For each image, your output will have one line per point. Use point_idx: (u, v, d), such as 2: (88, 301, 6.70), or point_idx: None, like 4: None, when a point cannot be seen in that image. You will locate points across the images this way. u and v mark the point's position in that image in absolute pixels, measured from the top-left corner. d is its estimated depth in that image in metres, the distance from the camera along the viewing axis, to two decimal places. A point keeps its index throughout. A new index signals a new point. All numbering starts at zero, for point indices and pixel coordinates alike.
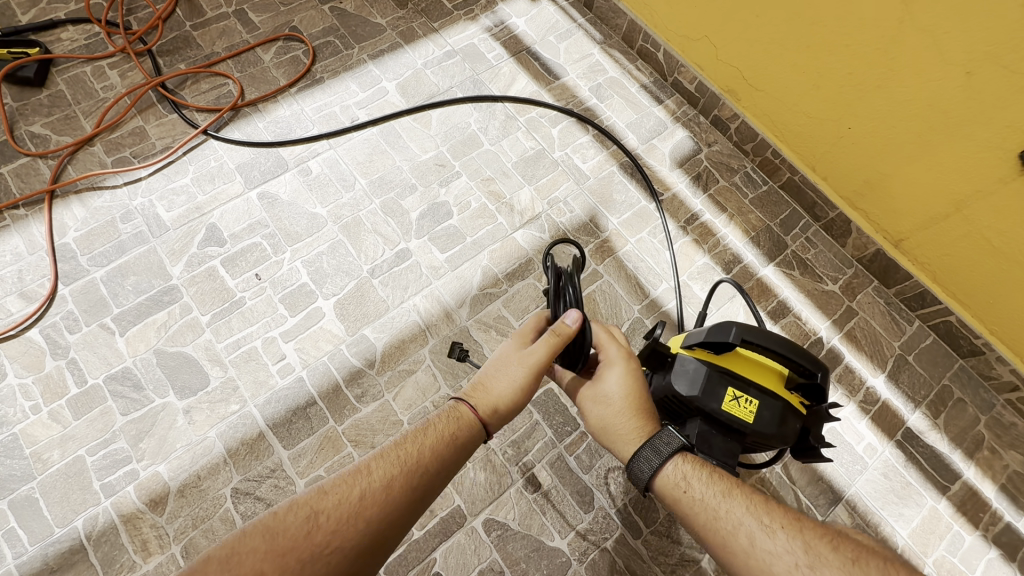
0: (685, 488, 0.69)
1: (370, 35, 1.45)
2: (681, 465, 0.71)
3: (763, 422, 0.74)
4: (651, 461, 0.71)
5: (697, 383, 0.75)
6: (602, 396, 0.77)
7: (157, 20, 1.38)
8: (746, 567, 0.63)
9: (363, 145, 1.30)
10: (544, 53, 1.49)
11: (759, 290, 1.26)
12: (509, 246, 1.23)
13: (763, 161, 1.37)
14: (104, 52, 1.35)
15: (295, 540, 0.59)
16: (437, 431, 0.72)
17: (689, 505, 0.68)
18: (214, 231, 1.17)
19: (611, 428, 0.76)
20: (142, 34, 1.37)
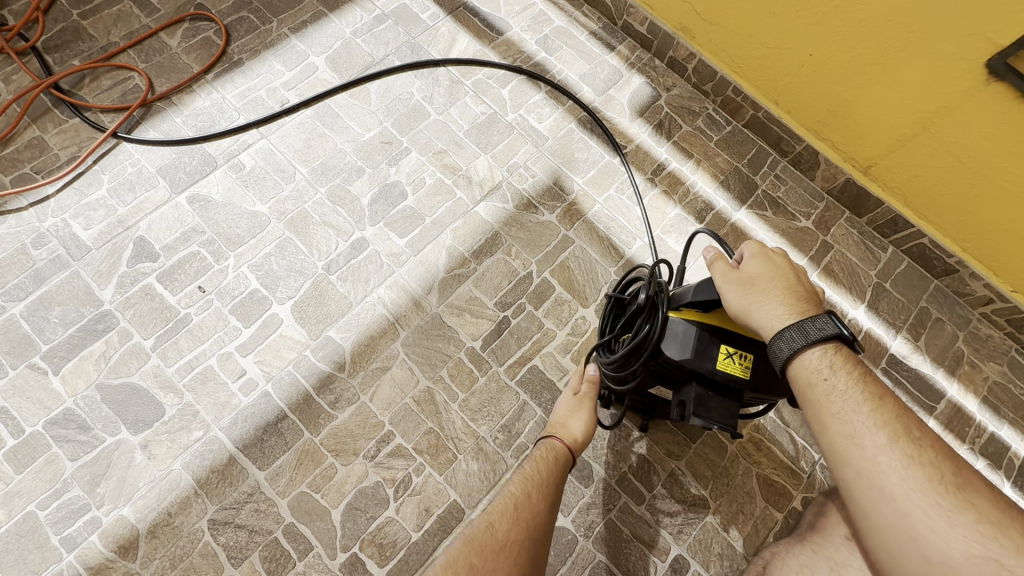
0: (831, 379, 0.63)
1: (289, 5, 1.30)
2: (830, 358, 0.64)
3: (760, 376, 0.71)
4: (795, 342, 0.64)
5: (689, 344, 0.70)
6: (743, 276, 0.70)
7: (36, 11, 1.20)
8: (865, 464, 0.60)
9: (298, 130, 1.18)
10: (482, 7, 1.37)
11: (735, 236, 1.22)
12: (472, 221, 1.16)
13: (724, 101, 1.31)
14: None
15: (485, 539, 0.75)
16: (545, 454, 0.88)
17: (826, 395, 0.63)
18: (144, 245, 1.05)
19: (754, 312, 0.68)
20: (21, 29, 1.19)
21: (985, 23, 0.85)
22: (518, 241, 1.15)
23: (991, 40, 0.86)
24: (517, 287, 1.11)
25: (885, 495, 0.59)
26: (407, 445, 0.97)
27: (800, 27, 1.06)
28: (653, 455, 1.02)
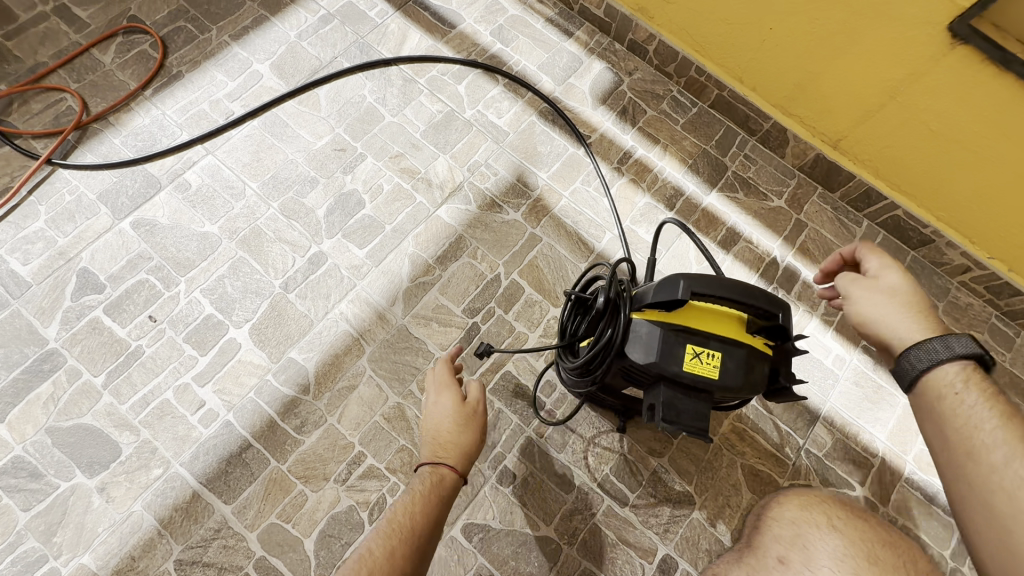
0: (963, 394, 0.62)
1: (228, 11, 1.24)
2: (966, 374, 0.63)
3: (729, 374, 0.67)
4: (939, 353, 0.63)
5: (653, 346, 0.67)
6: (884, 289, 0.70)
7: None
8: (983, 474, 0.57)
9: (245, 143, 1.12)
10: (433, 0, 1.31)
11: (706, 221, 1.18)
12: (434, 226, 1.11)
13: (688, 82, 1.27)
14: None
15: None
16: (420, 495, 0.75)
17: (954, 409, 0.61)
18: (87, 276, 0.99)
19: (890, 328, 0.68)
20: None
21: None
22: (483, 243, 1.11)
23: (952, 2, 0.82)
24: (485, 291, 1.07)
25: (992, 506, 0.56)
26: (380, 465, 0.94)
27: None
28: (635, 454, 1.00)
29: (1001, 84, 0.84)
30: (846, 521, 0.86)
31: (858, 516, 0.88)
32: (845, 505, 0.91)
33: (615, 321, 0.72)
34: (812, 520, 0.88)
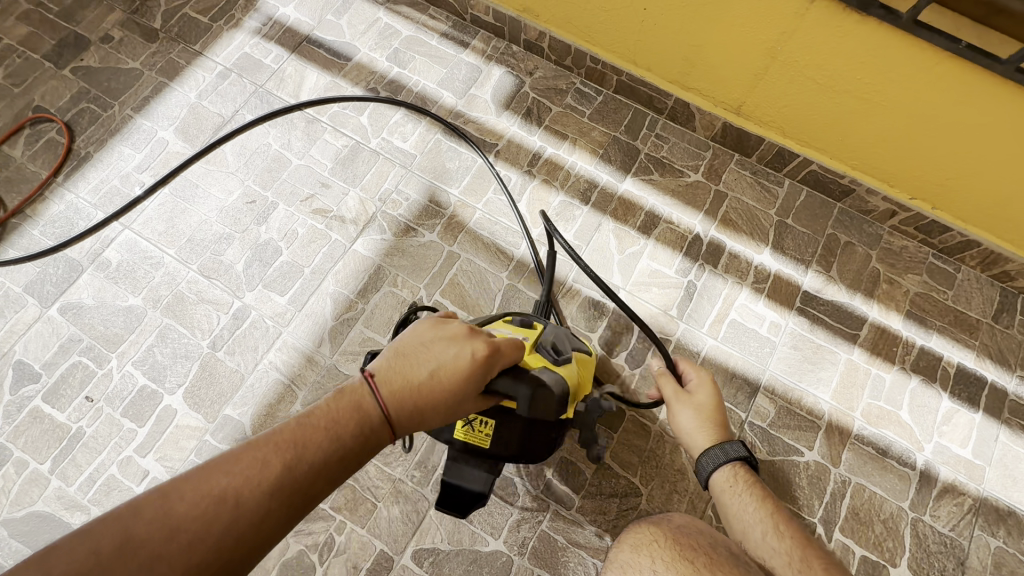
0: (735, 489, 0.79)
1: (127, 84, 1.26)
2: (737, 471, 0.81)
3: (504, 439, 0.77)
4: (715, 457, 0.82)
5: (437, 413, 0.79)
6: (693, 403, 0.90)
7: None
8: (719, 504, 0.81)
9: (159, 212, 1.15)
10: (326, 36, 1.32)
11: (624, 209, 1.18)
12: (352, 260, 1.12)
13: (588, 72, 1.26)
14: None
15: (186, 535, 0.44)
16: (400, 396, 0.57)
17: (728, 498, 0.79)
18: (24, 367, 1.03)
19: (682, 426, 0.89)
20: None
21: None
22: (403, 270, 1.12)
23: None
24: None
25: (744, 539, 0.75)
26: (324, 506, 0.96)
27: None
28: (576, 454, 1.00)
29: (869, 29, 0.82)
30: (671, 561, 0.67)
31: (685, 552, 0.68)
32: (678, 535, 0.73)
33: None
34: (641, 565, 0.68)
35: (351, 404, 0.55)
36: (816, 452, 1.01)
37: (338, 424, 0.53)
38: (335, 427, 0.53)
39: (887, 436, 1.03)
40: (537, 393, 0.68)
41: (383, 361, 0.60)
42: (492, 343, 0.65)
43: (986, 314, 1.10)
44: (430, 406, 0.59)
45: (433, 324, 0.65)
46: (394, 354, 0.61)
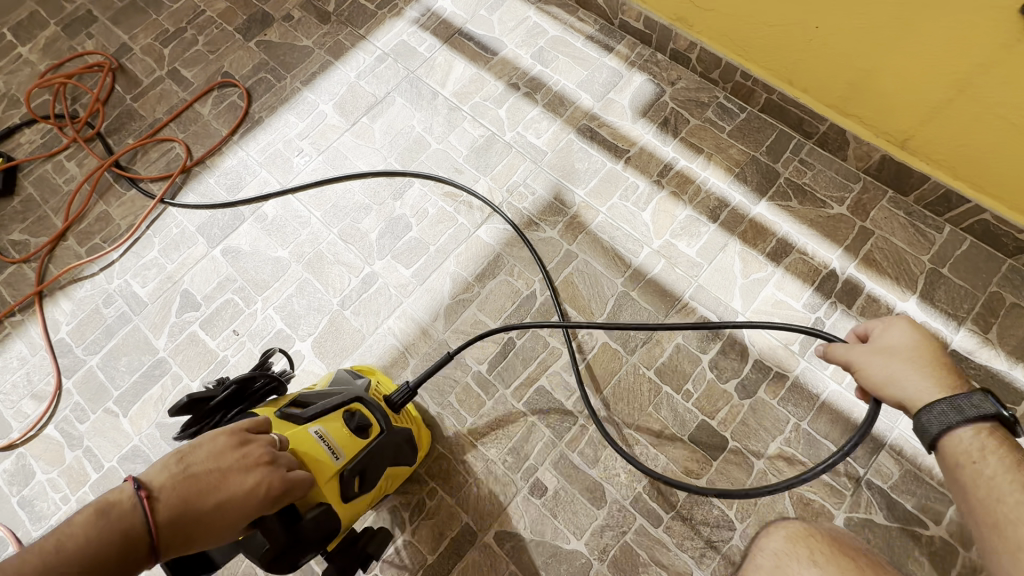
0: (978, 461, 0.59)
1: (300, 60, 1.41)
2: (983, 439, 0.60)
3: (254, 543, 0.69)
4: (948, 417, 0.62)
5: None
6: (881, 346, 0.70)
7: (97, 103, 1.39)
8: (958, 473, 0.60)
9: (312, 177, 1.27)
10: (477, 30, 1.38)
11: (754, 232, 1.13)
12: (474, 245, 1.18)
13: (735, 87, 1.22)
14: (60, 146, 1.37)
15: None
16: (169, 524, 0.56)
17: (970, 477, 0.59)
18: (188, 297, 1.19)
19: (893, 380, 0.67)
20: (88, 119, 1.39)
21: None
22: (521, 261, 1.15)
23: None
24: (520, 308, 1.12)
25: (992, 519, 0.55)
26: (420, 470, 1.02)
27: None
28: (670, 474, 0.98)
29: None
30: (832, 556, 0.65)
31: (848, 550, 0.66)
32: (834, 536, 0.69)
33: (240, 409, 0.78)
34: (798, 556, 0.65)
35: (118, 531, 0.53)
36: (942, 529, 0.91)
37: (99, 553, 0.51)
38: (95, 557, 0.50)
39: None
40: (293, 547, 0.66)
41: (168, 480, 0.58)
42: (289, 477, 0.65)
43: None
44: (202, 534, 0.58)
45: (231, 445, 0.64)
46: (182, 472, 0.60)
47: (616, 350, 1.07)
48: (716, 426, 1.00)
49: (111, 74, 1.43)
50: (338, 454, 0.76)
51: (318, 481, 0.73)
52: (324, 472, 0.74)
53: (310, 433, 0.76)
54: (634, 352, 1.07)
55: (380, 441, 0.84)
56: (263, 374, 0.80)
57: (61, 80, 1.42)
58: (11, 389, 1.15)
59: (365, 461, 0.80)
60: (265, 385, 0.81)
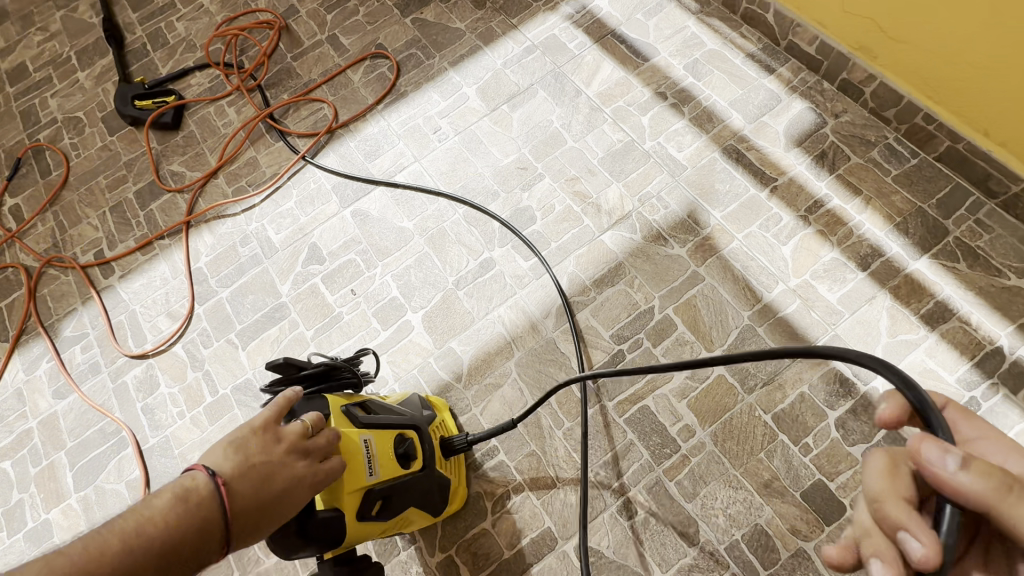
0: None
1: (451, 41, 1.44)
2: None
3: None
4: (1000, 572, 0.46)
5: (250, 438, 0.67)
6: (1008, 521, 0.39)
7: (263, 56, 1.49)
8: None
9: (446, 155, 1.30)
10: (631, 33, 1.36)
11: (908, 290, 1.03)
12: (597, 249, 1.15)
13: (911, 129, 1.12)
14: (223, 91, 1.48)
15: None
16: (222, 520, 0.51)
17: None
18: (315, 250, 1.25)
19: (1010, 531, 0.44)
20: (252, 71, 1.49)
21: None
22: (643, 274, 1.12)
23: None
24: (635, 321, 1.08)
25: None
26: (509, 463, 1.01)
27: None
28: (775, 529, 0.91)
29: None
30: None
31: None
32: None
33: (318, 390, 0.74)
34: None
35: (197, 520, 0.49)
36: None
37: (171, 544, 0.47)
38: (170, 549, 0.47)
39: None
40: (300, 537, 0.62)
41: (236, 467, 0.54)
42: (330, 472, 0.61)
43: None
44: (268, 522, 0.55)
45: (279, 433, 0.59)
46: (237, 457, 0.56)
47: (732, 385, 1.01)
48: (834, 490, 0.92)
49: (277, 32, 1.52)
50: (374, 472, 0.71)
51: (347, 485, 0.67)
52: (354, 479, 0.68)
53: (360, 439, 0.71)
54: (752, 391, 1.00)
55: (411, 477, 0.79)
56: (351, 366, 0.77)
57: (234, 32, 1.53)
58: (151, 305, 1.26)
59: (392, 490, 0.75)
60: (351, 378, 0.77)
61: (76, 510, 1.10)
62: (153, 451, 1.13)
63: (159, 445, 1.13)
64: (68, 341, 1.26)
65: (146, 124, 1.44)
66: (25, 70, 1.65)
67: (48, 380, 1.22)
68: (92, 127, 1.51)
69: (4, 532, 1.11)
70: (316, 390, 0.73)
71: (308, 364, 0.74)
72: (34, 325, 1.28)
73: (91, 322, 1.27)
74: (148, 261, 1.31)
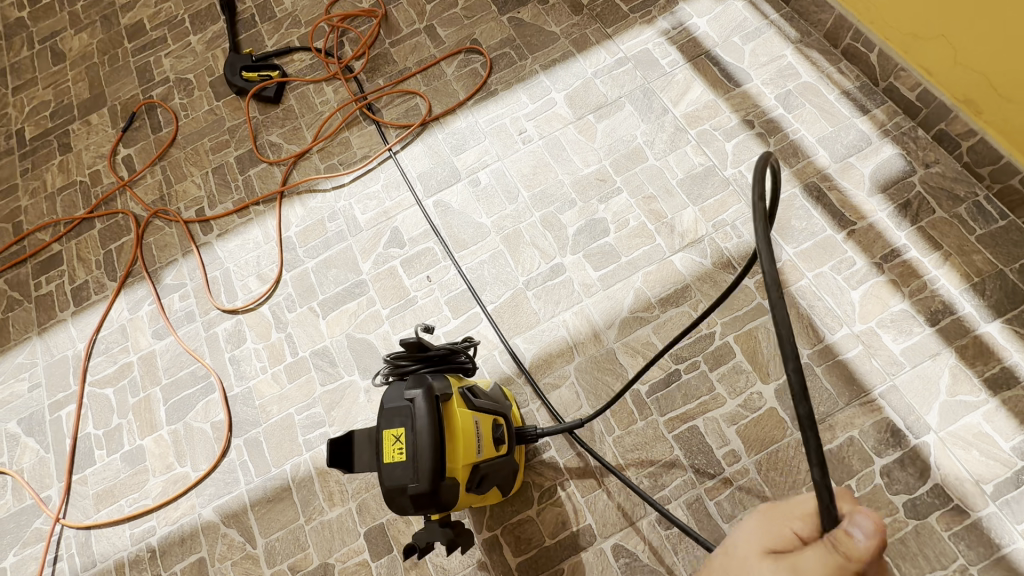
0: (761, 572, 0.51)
1: (544, 44, 1.47)
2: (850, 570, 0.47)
3: (397, 472, 0.77)
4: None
5: (394, 402, 0.80)
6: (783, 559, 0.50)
7: (363, 48, 1.56)
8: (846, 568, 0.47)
9: (529, 158, 1.35)
10: (725, 56, 1.36)
11: (975, 351, 1.03)
12: (666, 269, 1.19)
13: (1004, 190, 1.11)
14: (321, 76, 1.55)
15: None
16: None
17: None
18: (397, 234, 1.33)
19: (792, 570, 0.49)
20: (350, 62, 1.55)
21: None
22: (708, 299, 1.15)
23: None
24: (695, 344, 1.12)
25: None
26: (558, 460, 1.09)
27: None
28: None
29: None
30: None
31: None
32: None
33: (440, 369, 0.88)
34: None
35: None
36: None
37: None
38: None
39: None
40: (429, 495, 0.76)
41: None
42: None
43: None
44: None
45: None
46: None
47: (782, 418, 1.05)
48: None
49: (378, 20, 1.58)
50: (480, 450, 0.84)
51: (466, 460, 0.81)
52: (469, 455, 0.81)
53: (473, 420, 0.85)
54: None
55: (506, 458, 0.92)
56: (469, 353, 0.91)
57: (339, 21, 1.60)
58: (243, 266, 1.37)
59: (492, 468, 0.87)
60: (465, 364, 0.91)
61: (166, 441, 1.24)
62: (237, 399, 1.25)
63: (242, 395, 1.25)
64: (168, 288, 1.39)
65: (249, 94, 1.54)
66: (143, 28, 1.78)
67: (149, 321, 1.36)
68: (200, 90, 1.62)
69: (104, 450, 1.26)
70: (437, 370, 0.87)
71: (430, 347, 0.87)
72: (140, 270, 1.42)
73: (189, 274, 1.39)
74: (243, 224, 1.42)
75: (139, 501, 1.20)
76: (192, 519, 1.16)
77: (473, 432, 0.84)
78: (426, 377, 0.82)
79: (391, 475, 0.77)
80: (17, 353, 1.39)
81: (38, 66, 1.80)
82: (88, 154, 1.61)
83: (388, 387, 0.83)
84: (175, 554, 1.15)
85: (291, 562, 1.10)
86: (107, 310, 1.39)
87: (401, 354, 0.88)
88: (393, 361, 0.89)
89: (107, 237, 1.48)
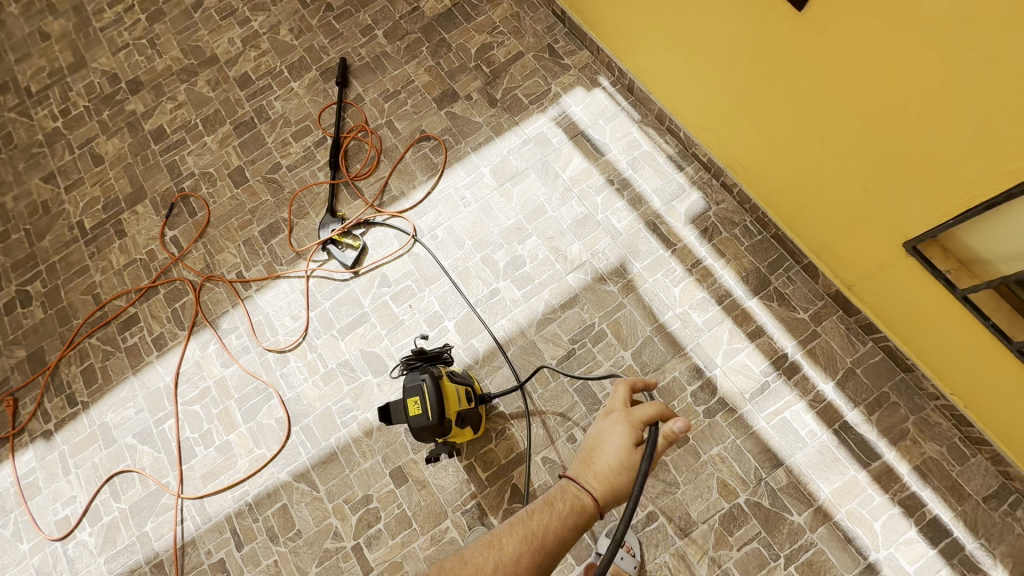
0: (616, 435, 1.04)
1: (472, 131, 2.10)
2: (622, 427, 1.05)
3: (419, 418, 1.39)
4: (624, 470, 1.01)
5: (412, 381, 1.42)
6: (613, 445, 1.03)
7: (369, 159, 2.12)
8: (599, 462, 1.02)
9: (469, 217, 1.98)
10: (594, 134, 2.02)
11: (742, 318, 1.74)
12: (563, 285, 1.86)
13: (759, 217, 1.82)
14: (339, 180, 2.11)
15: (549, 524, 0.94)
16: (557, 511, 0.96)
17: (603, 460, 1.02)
18: (385, 278, 1.95)
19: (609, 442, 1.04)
20: (359, 171, 2.11)
21: (903, 216, 1.35)
22: (590, 302, 1.83)
23: (930, 214, 1.29)
24: (584, 330, 1.80)
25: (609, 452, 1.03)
26: (506, 411, 1.75)
27: (810, 170, 1.54)
28: None
29: (954, 261, 1.31)
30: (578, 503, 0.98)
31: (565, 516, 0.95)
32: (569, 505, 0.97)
33: (432, 362, 1.51)
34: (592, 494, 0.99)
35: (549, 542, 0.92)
36: (801, 517, 1.54)
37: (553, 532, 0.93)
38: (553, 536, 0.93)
39: (855, 531, 1.52)
40: (437, 428, 1.40)
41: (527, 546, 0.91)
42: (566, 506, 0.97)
43: (978, 493, 1.51)
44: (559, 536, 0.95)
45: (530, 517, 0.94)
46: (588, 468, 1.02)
47: (636, 370, 1.73)
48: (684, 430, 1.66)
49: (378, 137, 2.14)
50: (462, 403, 1.48)
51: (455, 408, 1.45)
52: (456, 406, 1.46)
53: (456, 388, 1.48)
54: (646, 375, 1.73)
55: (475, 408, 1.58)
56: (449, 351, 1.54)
57: (347, 138, 2.16)
58: (279, 310, 1.97)
59: (469, 413, 1.52)
60: (446, 358, 1.54)
61: (245, 434, 1.84)
62: (290, 401, 1.86)
63: (293, 398, 1.86)
64: (225, 331, 1.97)
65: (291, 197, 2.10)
66: (164, 131, 2.30)
67: (216, 356, 1.94)
68: (221, 181, 2.18)
69: (202, 446, 1.85)
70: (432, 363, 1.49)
71: (427, 350, 1.50)
72: (203, 321, 1.99)
73: (240, 320, 1.98)
74: (274, 280, 2.01)
75: (234, 475, 1.80)
76: (274, 480, 1.78)
77: (457, 394, 1.48)
78: (429, 368, 1.44)
79: (417, 420, 1.39)
80: (120, 390, 1.95)
81: (82, 168, 2.30)
82: (141, 237, 2.15)
83: (407, 375, 1.44)
84: (266, 504, 1.76)
85: (344, 497, 1.73)
86: (182, 351, 1.97)
87: (409, 356, 1.49)
88: (405, 360, 1.50)
89: (171, 298, 2.04)
